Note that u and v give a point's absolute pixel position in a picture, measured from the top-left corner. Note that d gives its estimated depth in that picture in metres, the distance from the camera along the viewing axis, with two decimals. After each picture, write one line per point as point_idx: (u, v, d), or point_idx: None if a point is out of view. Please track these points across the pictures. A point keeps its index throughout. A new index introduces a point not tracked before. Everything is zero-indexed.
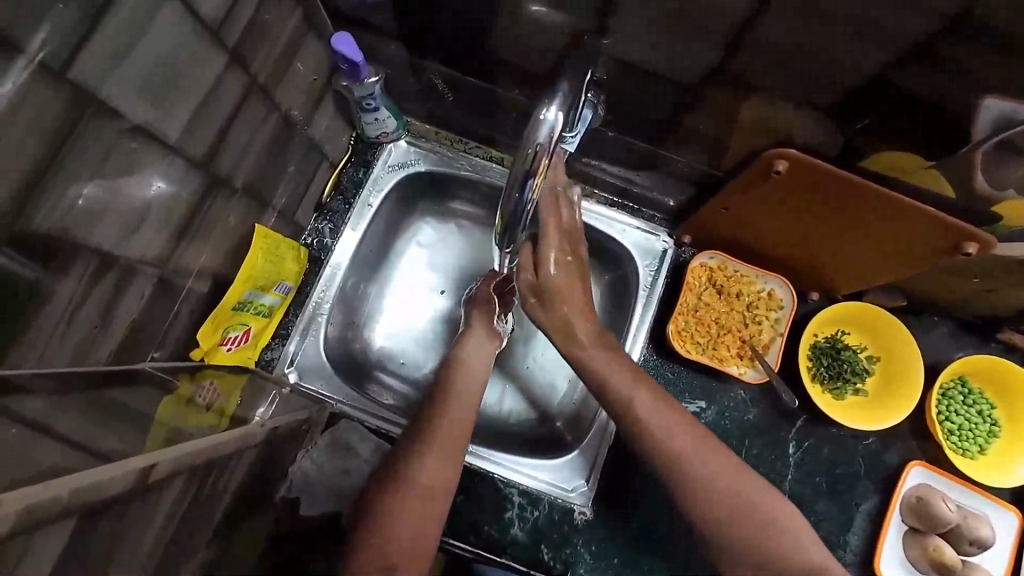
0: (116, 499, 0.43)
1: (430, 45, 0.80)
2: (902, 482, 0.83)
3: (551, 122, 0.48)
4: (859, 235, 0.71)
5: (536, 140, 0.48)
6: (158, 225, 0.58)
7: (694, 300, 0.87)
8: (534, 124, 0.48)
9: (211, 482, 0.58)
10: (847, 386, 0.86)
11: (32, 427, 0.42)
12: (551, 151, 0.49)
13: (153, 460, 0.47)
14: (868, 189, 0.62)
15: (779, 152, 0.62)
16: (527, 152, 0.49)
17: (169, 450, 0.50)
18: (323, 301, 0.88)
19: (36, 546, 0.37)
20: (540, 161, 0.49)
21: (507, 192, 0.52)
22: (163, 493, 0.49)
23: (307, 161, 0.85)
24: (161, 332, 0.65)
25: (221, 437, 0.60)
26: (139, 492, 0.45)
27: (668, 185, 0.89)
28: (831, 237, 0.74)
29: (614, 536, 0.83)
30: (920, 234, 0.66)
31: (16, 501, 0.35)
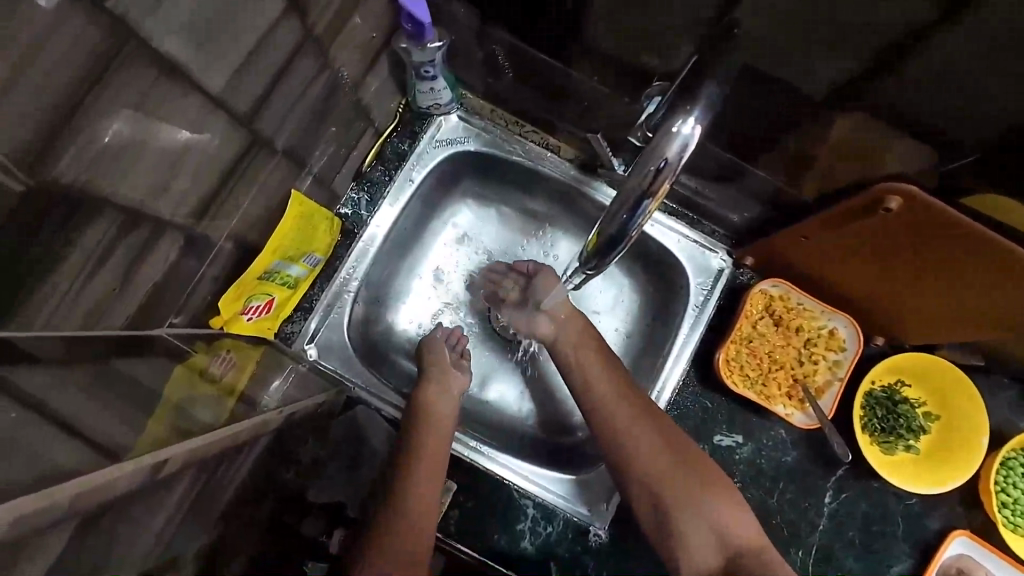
0: (124, 496, 0.40)
1: (503, 13, 0.72)
2: (943, 550, 0.78)
3: (684, 137, 0.44)
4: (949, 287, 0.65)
5: (665, 153, 0.45)
6: (190, 184, 0.52)
7: (748, 329, 0.80)
8: (665, 137, 0.45)
9: (222, 471, 0.56)
10: (899, 442, 0.79)
11: (36, 403, 0.38)
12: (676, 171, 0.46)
13: (164, 455, 0.45)
14: (988, 241, 0.56)
15: (896, 187, 0.56)
16: (649, 167, 0.46)
17: (183, 442, 0.49)
18: (351, 278, 0.82)
19: (29, 547, 0.33)
20: (661, 181, 0.46)
21: (616, 209, 0.50)
22: (175, 484, 0.47)
23: (352, 125, 0.79)
24: (182, 297, 0.60)
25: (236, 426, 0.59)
26: (149, 487, 0.43)
27: (738, 201, 0.81)
28: (919, 286, 0.68)
29: (627, 562, 0.79)
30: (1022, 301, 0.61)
31: (12, 509, 0.31)
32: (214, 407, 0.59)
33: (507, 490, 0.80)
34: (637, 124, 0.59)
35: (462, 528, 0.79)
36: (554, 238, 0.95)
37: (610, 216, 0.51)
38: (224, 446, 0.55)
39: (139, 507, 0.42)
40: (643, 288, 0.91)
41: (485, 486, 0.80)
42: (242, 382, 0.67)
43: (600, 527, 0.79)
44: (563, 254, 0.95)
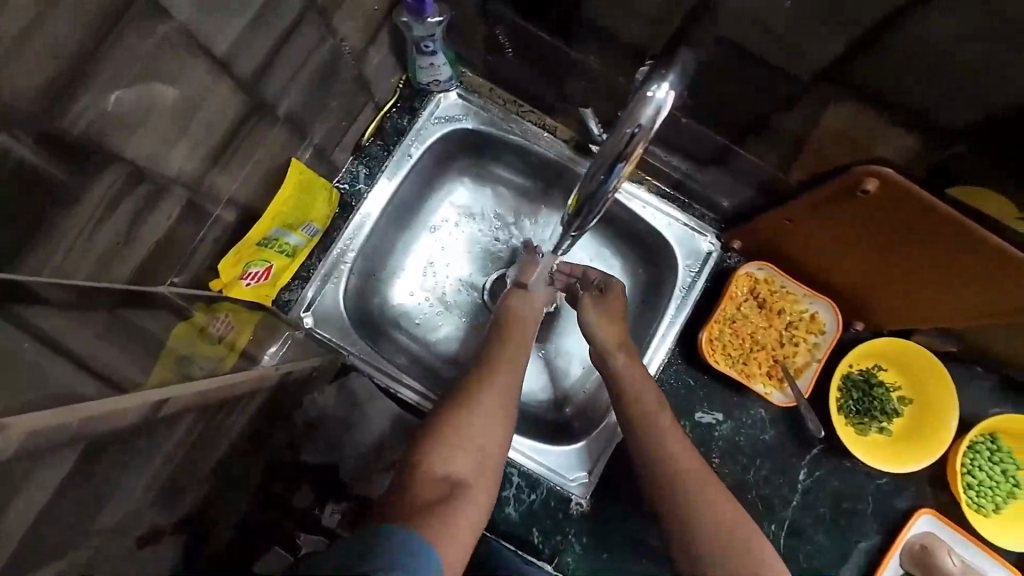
0: (129, 429, 0.43)
1: None
2: (909, 527, 0.81)
3: (658, 101, 0.46)
4: (951, 281, 0.66)
5: (639, 118, 0.47)
6: (195, 144, 0.54)
7: (732, 311, 0.83)
8: (641, 101, 0.46)
9: (220, 420, 0.58)
10: (872, 423, 0.83)
11: (48, 341, 0.40)
12: (649, 137, 0.48)
13: (166, 395, 0.47)
14: (972, 233, 0.57)
15: (872, 170, 0.57)
16: (624, 132, 0.47)
17: (183, 387, 0.51)
18: (348, 249, 0.84)
19: (41, 468, 0.35)
20: (636, 144, 0.47)
21: (592, 171, 0.50)
22: (176, 425, 0.50)
23: (353, 98, 0.80)
24: (184, 256, 0.62)
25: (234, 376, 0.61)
26: (152, 425, 0.45)
27: (728, 186, 0.83)
28: (911, 276, 0.69)
29: (607, 531, 0.83)
30: (999, 287, 0.62)
31: (27, 425, 0.34)
32: (217, 362, 0.62)
33: None
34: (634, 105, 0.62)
35: None
36: (548, 219, 0.97)
37: (589, 175, 0.51)
38: (224, 394, 0.57)
39: (142, 445, 0.45)
40: (633, 270, 0.93)
41: None
42: (242, 342, 0.70)
43: (579, 496, 0.82)
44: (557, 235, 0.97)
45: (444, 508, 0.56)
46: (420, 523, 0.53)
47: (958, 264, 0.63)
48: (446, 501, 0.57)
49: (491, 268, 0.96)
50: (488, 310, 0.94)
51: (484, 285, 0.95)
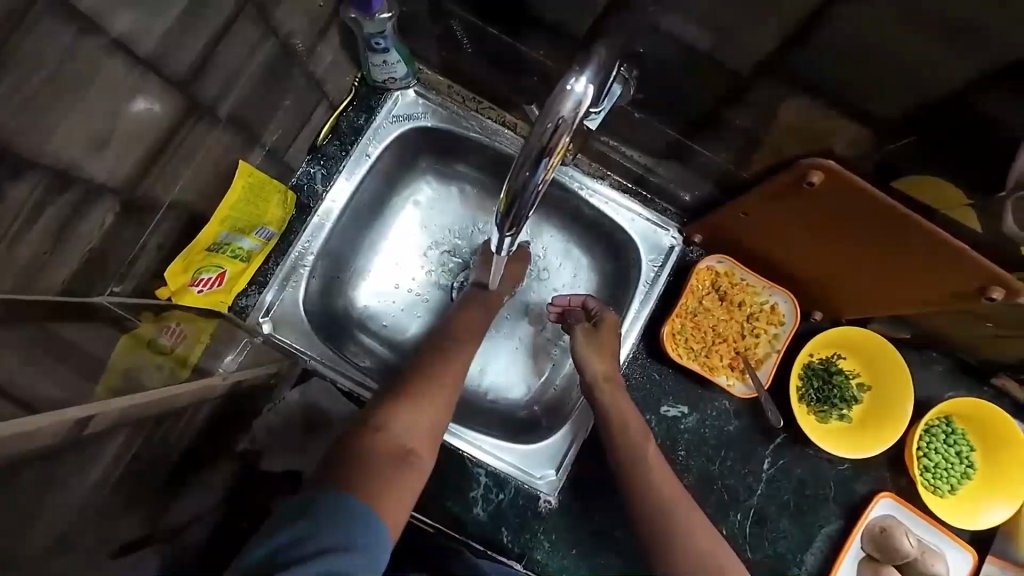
0: (47, 449, 0.41)
1: None
2: (869, 511, 0.83)
3: (577, 95, 0.46)
4: (894, 265, 0.67)
5: (560, 112, 0.46)
6: (127, 146, 0.52)
7: (694, 304, 0.83)
8: (560, 96, 0.46)
9: (163, 433, 0.56)
10: (833, 411, 0.84)
11: None
12: (572, 127, 0.47)
13: (91, 411, 0.46)
14: (915, 227, 0.59)
15: (817, 163, 0.58)
16: (545, 127, 0.47)
17: (113, 401, 0.49)
18: (307, 252, 0.83)
19: None
20: (560, 136, 0.47)
21: (517, 168, 0.49)
22: (106, 444, 0.48)
23: (305, 96, 0.78)
24: (124, 264, 0.59)
25: (177, 389, 0.59)
26: (74, 447, 0.44)
27: (687, 180, 0.83)
28: (863, 266, 0.70)
29: (576, 527, 0.83)
30: (944, 274, 0.63)
31: None
32: (162, 374, 0.60)
33: (461, 459, 0.83)
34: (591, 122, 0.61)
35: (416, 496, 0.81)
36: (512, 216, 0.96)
37: (513, 172, 0.50)
38: (162, 407, 0.56)
39: (66, 465, 0.43)
40: (598, 265, 0.93)
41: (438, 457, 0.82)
42: (190, 352, 0.68)
43: (548, 492, 0.82)
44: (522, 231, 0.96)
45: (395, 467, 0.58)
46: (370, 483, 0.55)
47: (903, 255, 0.64)
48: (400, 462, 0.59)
49: (456, 266, 0.95)
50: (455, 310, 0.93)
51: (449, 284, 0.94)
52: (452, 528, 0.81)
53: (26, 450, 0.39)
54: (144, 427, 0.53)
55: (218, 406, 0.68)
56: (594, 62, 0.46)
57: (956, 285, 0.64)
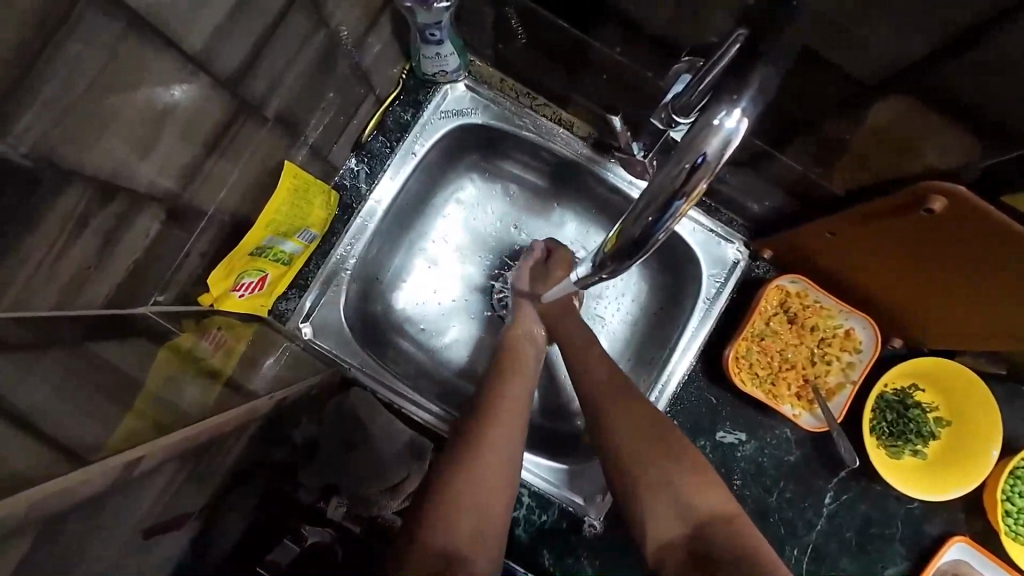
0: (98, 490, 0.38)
1: None
2: (941, 555, 0.77)
3: (727, 131, 0.39)
4: (986, 294, 0.61)
5: (703, 149, 0.40)
6: (172, 153, 0.48)
7: (760, 326, 0.77)
8: (703, 131, 0.39)
9: (208, 458, 0.54)
10: (907, 446, 0.78)
11: None
12: (716, 169, 0.41)
13: (142, 452, 0.43)
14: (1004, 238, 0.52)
15: (938, 188, 0.51)
16: (681, 167, 0.41)
17: (163, 439, 0.46)
18: (348, 256, 0.79)
19: None
20: (698, 180, 0.41)
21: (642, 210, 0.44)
22: (153, 476, 0.45)
23: (351, 91, 0.74)
24: (167, 273, 0.56)
25: (222, 417, 0.56)
26: (121, 484, 0.41)
27: (761, 190, 0.75)
28: (949, 291, 0.64)
29: (620, 554, 0.79)
30: None
31: None
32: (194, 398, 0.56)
33: None
34: (660, 104, 0.54)
35: None
36: (560, 219, 0.91)
37: (633, 216, 0.45)
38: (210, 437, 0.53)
39: (111, 501, 0.41)
40: (653, 276, 0.87)
41: None
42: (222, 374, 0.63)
43: (603, 493, 0.78)
44: (570, 236, 0.91)
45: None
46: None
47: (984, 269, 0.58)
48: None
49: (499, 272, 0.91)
50: (498, 319, 0.90)
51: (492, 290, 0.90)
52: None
53: (70, 499, 0.36)
54: (194, 451, 0.51)
55: (263, 421, 0.65)
56: (755, 89, 0.39)
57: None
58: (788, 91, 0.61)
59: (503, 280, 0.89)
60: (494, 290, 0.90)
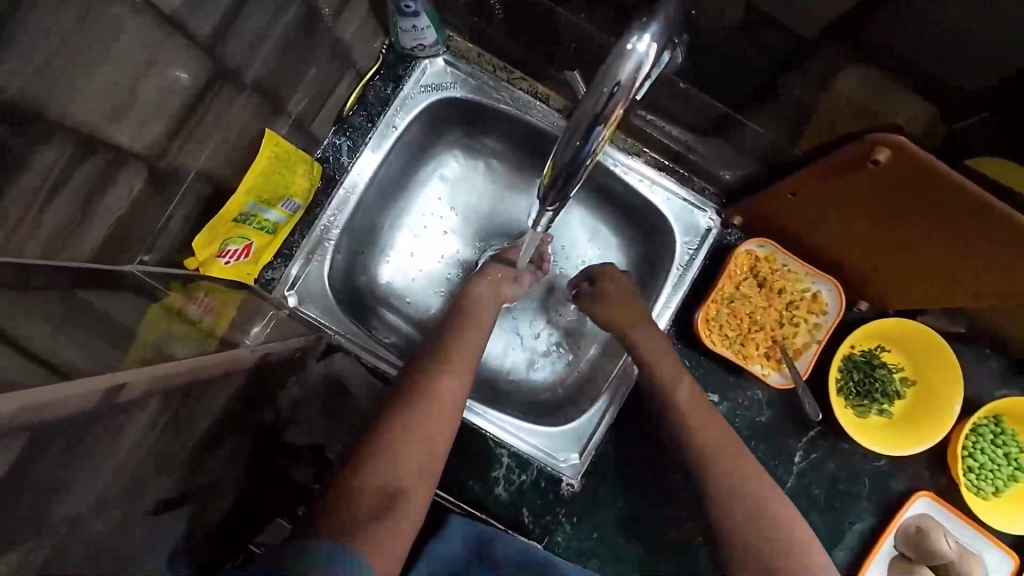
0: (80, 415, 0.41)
1: None
2: (905, 509, 0.79)
3: (639, 56, 0.43)
4: (940, 246, 0.62)
5: (619, 75, 0.43)
6: (150, 112, 0.51)
7: (730, 290, 0.79)
8: (621, 54, 0.43)
9: (195, 401, 0.57)
10: (873, 405, 0.80)
11: None
12: (630, 94, 0.44)
13: (122, 379, 0.46)
14: (952, 184, 0.53)
15: (883, 139, 0.53)
16: (601, 91, 0.44)
17: (146, 369, 0.49)
18: (332, 226, 0.81)
19: None
20: (615, 104, 0.44)
21: (568, 136, 0.46)
22: (139, 412, 0.48)
23: (332, 65, 0.76)
24: (151, 234, 0.59)
25: (206, 360, 0.59)
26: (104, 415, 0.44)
27: (731, 159, 0.77)
28: (907, 245, 0.65)
29: (597, 511, 0.82)
30: (999, 258, 0.59)
31: None
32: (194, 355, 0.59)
33: (483, 439, 0.82)
34: None
35: (439, 473, 0.81)
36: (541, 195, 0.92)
37: (563, 143, 0.47)
38: (193, 378, 0.56)
39: (98, 431, 0.43)
40: (631, 248, 0.89)
41: (463, 437, 0.82)
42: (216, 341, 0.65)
43: (580, 454, 0.81)
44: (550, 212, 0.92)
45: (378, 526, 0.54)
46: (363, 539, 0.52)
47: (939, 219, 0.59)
48: (386, 510, 0.55)
49: (481, 246, 0.93)
50: None
51: (474, 264, 0.92)
52: (473, 505, 0.81)
53: (58, 416, 0.39)
54: (180, 387, 0.53)
55: (248, 380, 0.67)
56: (662, 17, 0.43)
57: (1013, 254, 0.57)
58: (747, 69, 0.66)
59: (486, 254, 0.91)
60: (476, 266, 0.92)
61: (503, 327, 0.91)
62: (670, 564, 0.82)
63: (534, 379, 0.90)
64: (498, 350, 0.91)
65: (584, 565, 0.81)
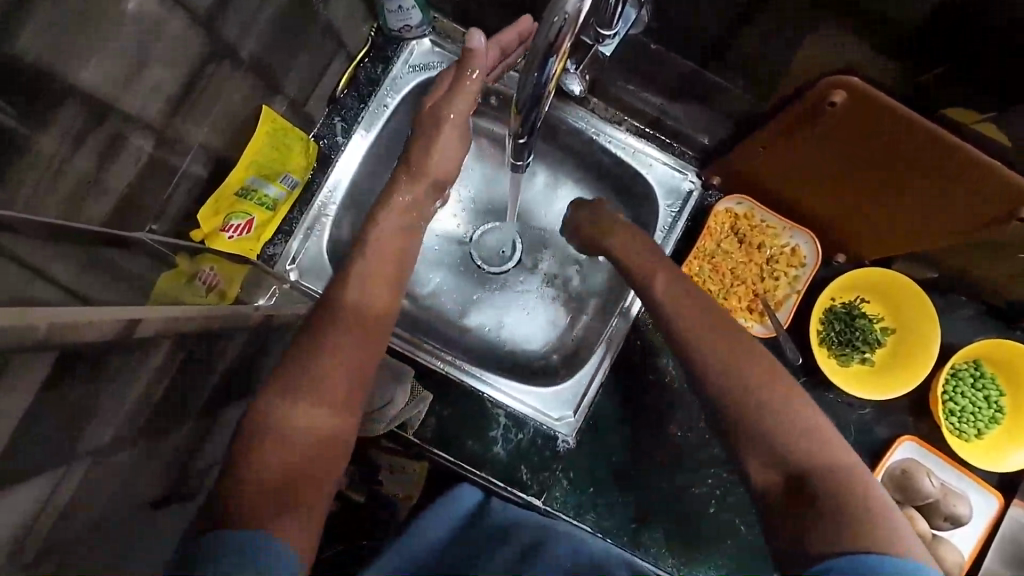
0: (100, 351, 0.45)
1: None
2: (890, 453, 0.82)
3: None
4: (900, 187, 0.66)
5: (565, 6, 0.45)
6: (154, 83, 0.56)
7: (712, 246, 0.82)
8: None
9: (203, 353, 0.61)
10: (854, 354, 0.83)
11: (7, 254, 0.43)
12: (577, 26, 0.47)
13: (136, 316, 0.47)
14: (923, 129, 0.56)
15: (838, 81, 0.56)
16: (551, 22, 0.46)
17: (162, 310, 0.52)
18: (329, 202, 0.84)
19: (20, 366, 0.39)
20: (564, 36, 0.46)
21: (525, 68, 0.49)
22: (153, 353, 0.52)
23: (323, 47, 0.80)
24: (159, 204, 0.64)
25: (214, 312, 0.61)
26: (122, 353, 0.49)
27: (705, 120, 0.82)
28: (872, 188, 0.69)
29: (592, 466, 0.85)
30: (953, 194, 0.62)
31: None
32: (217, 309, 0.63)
33: (480, 401, 0.86)
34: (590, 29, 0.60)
35: (438, 433, 0.85)
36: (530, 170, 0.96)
37: (523, 75, 0.50)
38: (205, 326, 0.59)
39: (113, 369, 0.48)
40: None
41: (462, 399, 0.86)
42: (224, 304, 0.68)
43: (574, 410, 0.85)
44: (537, 186, 0.96)
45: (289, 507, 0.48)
46: (264, 525, 0.45)
47: (916, 174, 0.63)
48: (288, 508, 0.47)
49: (476, 222, 0.97)
50: (475, 265, 0.96)
51: (468, 240, 0.97)
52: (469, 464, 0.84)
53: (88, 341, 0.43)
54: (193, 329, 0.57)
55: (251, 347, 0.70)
56: None
57: (992, 208, 0.61)
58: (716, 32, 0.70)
59: (482, 230, 0.97)
60: (470, 242, 0.97)
61: (497, 298, 0.96)
62: (664, 516, 0.84)
63: (529, 344, 0.94)
64: (494, 316, 0.95)
65: (580, 518, 0.84)
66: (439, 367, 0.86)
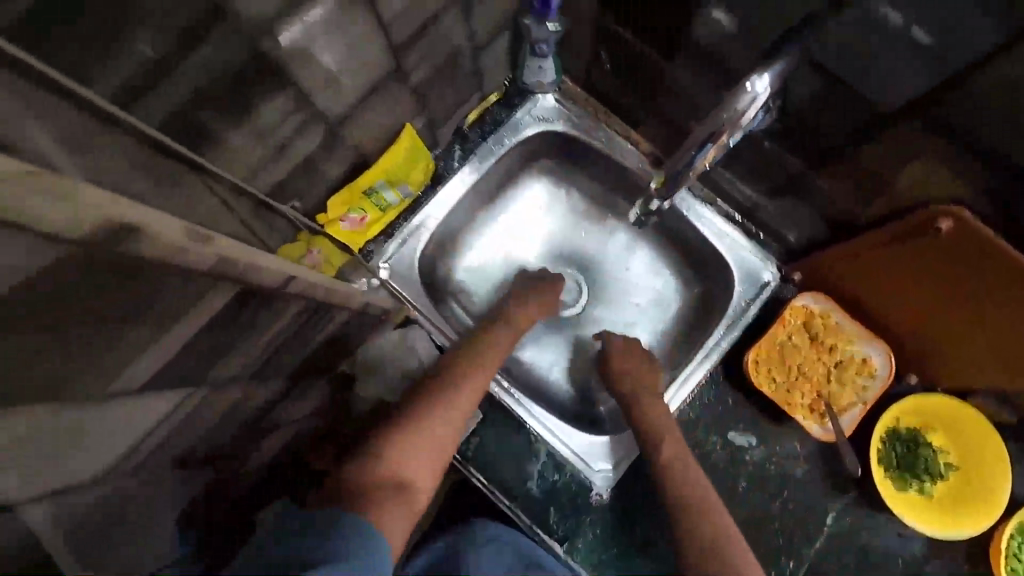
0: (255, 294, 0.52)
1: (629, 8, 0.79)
2: None
3: (754, 91, 0.59)
4: (992, 323, 0.67)
5: (734, 105, 0.60)
6: (343, 90, 0.66)
7: (783, 337, 0.84)
8: (738, 91, 0.59)
9: (310, 321, 0.68)
10: (914, 481, 0.81)
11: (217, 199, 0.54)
12: (738, 122, 0.61)
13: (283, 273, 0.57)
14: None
15: (947, 210, 0.61)
16: (720, 114, 0.60)
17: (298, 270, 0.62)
18: (434, 215, 0.92)
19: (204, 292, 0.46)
20: (727, 126, 0.61)
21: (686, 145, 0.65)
22: (280, 309, 0.59)
23: (467, 86, 0.91)
24: (307, 186, 0.73)
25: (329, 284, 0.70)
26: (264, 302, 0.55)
27: (795, 218, 0.86)
28: (961, 320, 0.70)
29: (621, 527, 0.84)
30: None
31: (211, 250, 0.45)
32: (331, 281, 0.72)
33: (525, 432, 0.87)
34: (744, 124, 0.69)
35: (478, 453, 0.86)
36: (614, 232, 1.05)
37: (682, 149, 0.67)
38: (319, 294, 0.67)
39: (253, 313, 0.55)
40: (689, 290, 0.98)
41: (508, 426, 0.88)
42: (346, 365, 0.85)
43: (610, 468, 0.85)
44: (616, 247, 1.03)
45: (380, 495, 0.56)
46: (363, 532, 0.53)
47: (1005, 313, 0.65)
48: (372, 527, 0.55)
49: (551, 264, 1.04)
50: None
51: None
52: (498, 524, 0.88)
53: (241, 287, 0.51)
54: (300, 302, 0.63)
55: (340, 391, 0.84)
56: (778, 66, 0.59)
57: None
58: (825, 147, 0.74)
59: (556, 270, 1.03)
60: None
61: (556, 338, 1.00)
62: None
63: (574, 390, 0.98)
64: (549, 354, 0.99)
65: None
66: (493, 389, 0.87)
